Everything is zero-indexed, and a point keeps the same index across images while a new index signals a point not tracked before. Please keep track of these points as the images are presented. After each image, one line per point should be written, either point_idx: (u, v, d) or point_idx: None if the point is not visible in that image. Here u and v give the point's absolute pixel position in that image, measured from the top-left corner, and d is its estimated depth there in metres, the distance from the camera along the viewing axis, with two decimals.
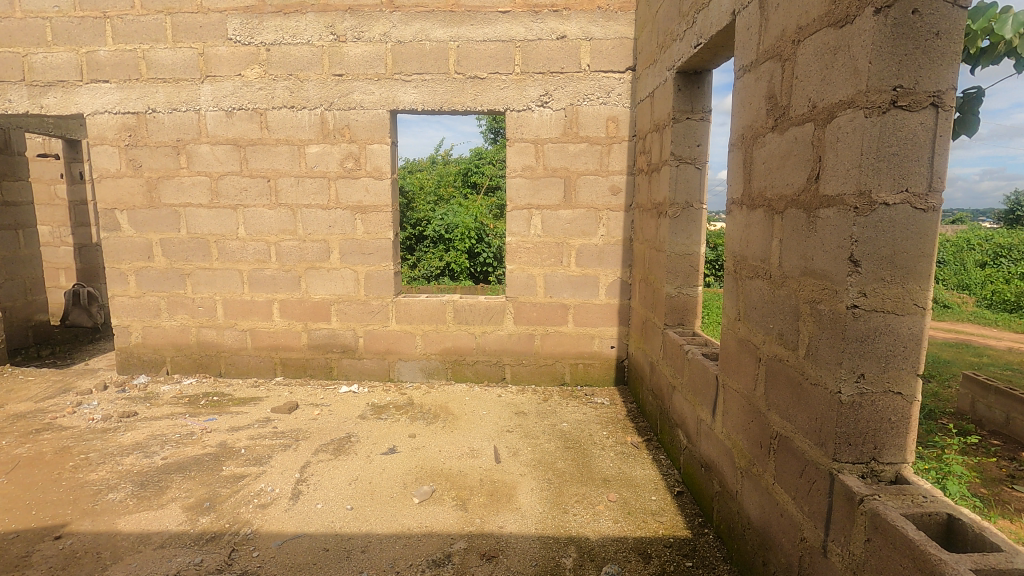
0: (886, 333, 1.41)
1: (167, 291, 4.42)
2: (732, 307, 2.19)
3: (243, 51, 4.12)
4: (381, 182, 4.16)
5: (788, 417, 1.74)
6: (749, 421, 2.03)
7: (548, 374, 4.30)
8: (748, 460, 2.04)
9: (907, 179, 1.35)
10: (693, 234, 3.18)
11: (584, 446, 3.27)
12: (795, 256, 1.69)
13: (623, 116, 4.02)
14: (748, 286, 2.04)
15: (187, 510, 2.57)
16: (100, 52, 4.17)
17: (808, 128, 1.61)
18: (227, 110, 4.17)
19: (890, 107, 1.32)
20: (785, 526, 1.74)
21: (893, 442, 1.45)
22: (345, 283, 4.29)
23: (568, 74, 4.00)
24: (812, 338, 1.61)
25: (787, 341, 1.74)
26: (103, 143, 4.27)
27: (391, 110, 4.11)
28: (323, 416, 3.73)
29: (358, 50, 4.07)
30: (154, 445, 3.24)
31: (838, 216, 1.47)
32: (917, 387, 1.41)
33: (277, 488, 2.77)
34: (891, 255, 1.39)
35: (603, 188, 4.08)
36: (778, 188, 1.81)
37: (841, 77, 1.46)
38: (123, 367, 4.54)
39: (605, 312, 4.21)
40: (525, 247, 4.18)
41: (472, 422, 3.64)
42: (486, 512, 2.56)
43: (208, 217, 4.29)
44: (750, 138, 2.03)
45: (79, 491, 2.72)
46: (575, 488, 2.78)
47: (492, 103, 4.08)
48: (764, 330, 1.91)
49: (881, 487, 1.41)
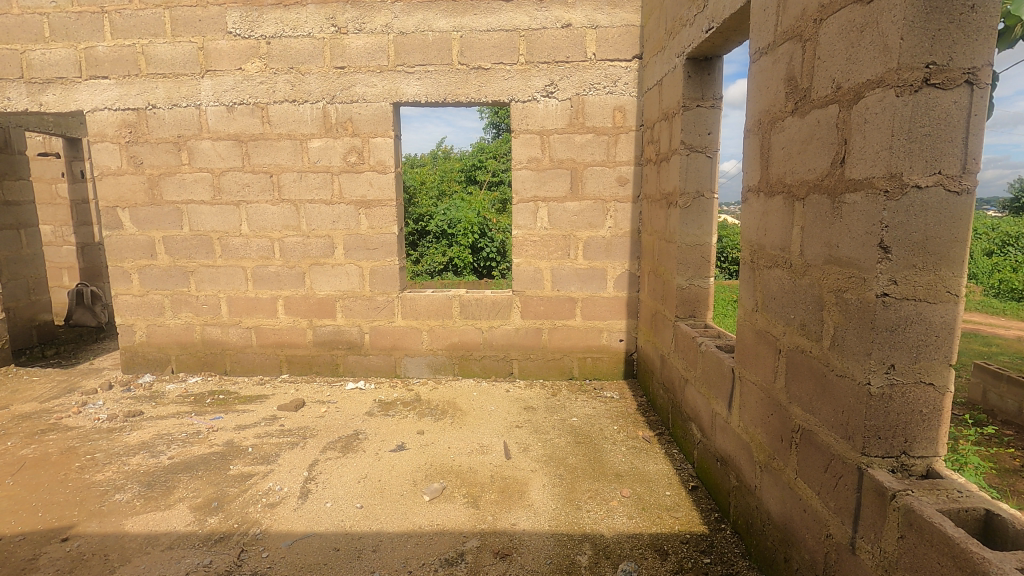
0: (917, 321, 1.36)
1: (170, 289, 4.38)
2: (749, 298, 2.13)
3: (243, 45, 4.05)
4: (384, 176, 4.11)
5: (811, 410, 1.69)
6: (768, 414, 1.98)
7: (556, 367, 4.26)
8: (767, 455, 1.99)
9: (940, 160, 1.29)
10: (704, 224, 3.12)
11: (595, 441, 3.22)
12: (818, 244, 1.64)
13: (630, 105, 3.94)
14: (766, 275, 1.98)
15: (195, 510, 2.53)
16: (99, 48, 4.11)
17: (832, 110, 1.55)
18: (227, 104, 4.11)
19: (922, 85, 1.27)
20: (809, 522, 1.70)
21: (924, 435, 1.40)
22: (350, 279, 4.25)
23: (573, 64, 3.93)
24: (837, 329, 1.55)
25: (809, 332, 1.69)
26: (103, 140, 4.22)
27: (394, 103, 4.05)
28: (330, 413, 3.69)
29: (359, 42, 4.01)
30: (161, 444, 3.22)
31: (866, 201, 1.41)
32: (951, 377, 1.36)
33: (285, 487, 2.74)
34: (922, 241, 1.33)
35: (611, 179, 4.02)
36: (799, 174, 1.75)
37: (868, 56, 1.40)
38: (127, 366, 4.51)
39: (613, 305, 4.15)
40: (532, 240, 4.13)
41: (480, 417, 3.60)
42: (498, 510, 2.52)
43: (211, 214, 4.25)
44: (768, 123, 1.96)
45: (85, 492, 2.69)
46: (588, 484, 2.73)
47: (497, 94, 4.01)
48: (784, 321, 1.86)
49: (913, 482, 1.36)
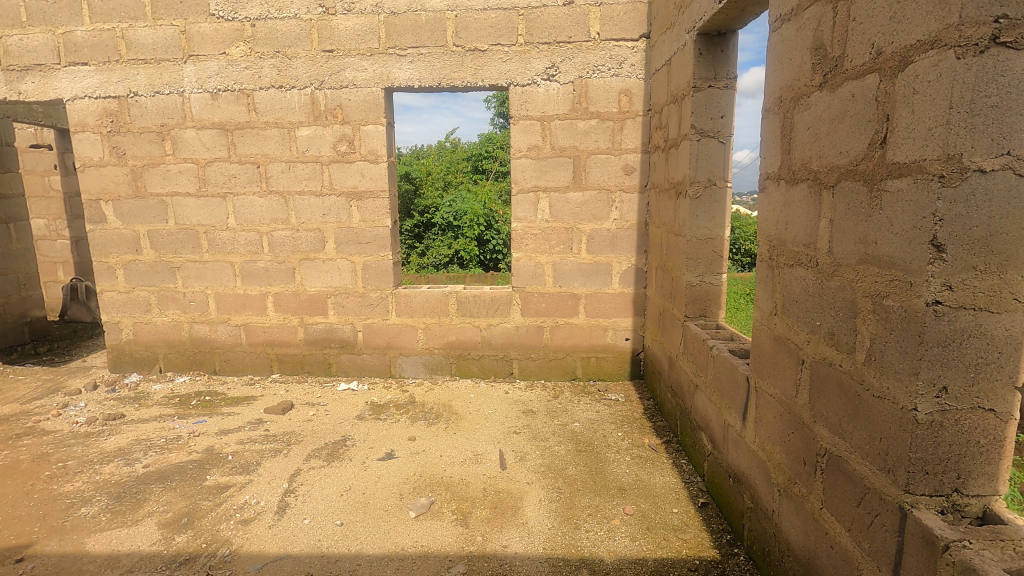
0: (976, 335, 1.12)
1: (156, 286, 4.21)
2: (767, 301, 1.89)
3: (226, 28, 3.84)
4: (377, 166, 3.89)
5: (840, 433, 1.45)
6: (789, 433, 1.75)
7: (558, 367, 4.04)
8: (787, 478, 1.76)
9: (1010, 138, 1.04)
10: (716, 216, 2.87)
11: (597, 449, 3.00)
12: (851, 240, 1.39)
13: (637, 88, 3.68)
14: (788, 275, 1.73)
15: (163, 526, 2.35)
16: (77, 32, 3.92)
17: (870, 81, 1.30)
18: (212, 91, 3.91)
19: (989, 45, 1.02)
20: (837, 561, 1.47)
21: (981, 471, 1.16)
22: (342, 274, 4.05)
23: (576, 44, 3.67)
24: (873, 341, 1.31)
25: (839, 343, 1.45)
26: (85, 129, 4.04)
27: (386, 88, 3.82)
28: (319, 417, 3.51)
29: (349, 24, 3.78)
30: (137, 451, 3.04)
31: (913, 189, 1.16)
32: (1015, 403, 1.13)
33: (262, 500, 2.55)
34: (985, 237, 1.09)
35: (616, 168, 3.76)
36: (827, 158, 1.50)
37: (918, 11, 1.14)
38: (114, 365, 4.36)
39: (619, 302, 3.92)
40: (532, 233, 3.90)
41: (476, 422, 3.39)
42: (489, 529, 2.31)
43: (196, 207, 4.06)
44: (791, 100, 1.70)
45: (49, 506, 2.51)
46: (588, 500, 2.51)
47: (494, 78, 3.76)
48: (808, 328, 1.61)
49: (969, 529, 1.13)
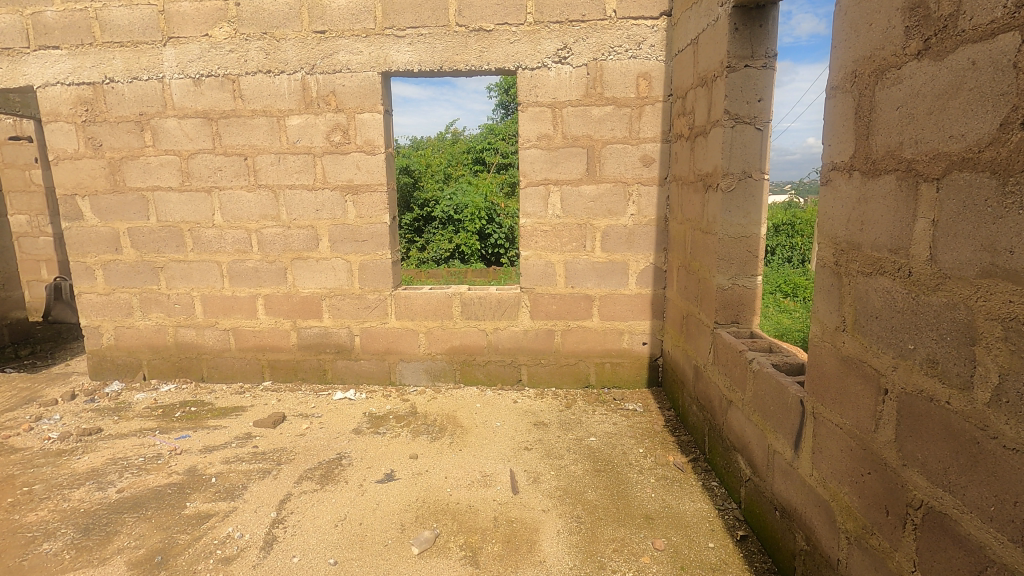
0: None
1: (138, 287, 3.93)
2: (832, 314, 1.61)
3: (209, 7, 3.53)
4: (373, 157, 3.59)
5: (946, 485, 1.17)
6: (862, 472, 1.47)
7: (571, 374, 3.76)
8: (860, 526, 1.48)
9: None
10: (751, 212, 2.58)
11: (618, 469, 2.72)
12: (969, 246, 1.10)
13: (657, 71, 3.37)
14: (864, 286, 1.45)
15: (133, 567, 2.08)
16: (46, 13, 3.60)
17: (1003, 42, 1.01)
18: (194, 77, 3.60)
19: None
20: None
21: None
22: (337, 274, 3.76)
23: (591, 23, 3.36)
24: (1005, 379, 1.03)
25: (945, 374, 1.17)
26: (57, 119, 3.73)
27: (383, 72, 3.52)
28: (312, 430, 3.23)
29: (341, 2, 3.46)
30: (112, 473, 2.76)
31: None
32: None
33: (247, 533, 2.27)
34: None
35: (633, 158, 3.47)
36: (930, 143, 1.21)
37: None
38: (96, 372, 4.08)
39: (635, 303, 3.63)
40: (543, 230, 3.60)
41: (484, 436, 3.12)
42: (503, 569, 2.04)
43: (179, 203, 3.76)
44: (871, 73, 1.41)
45: (8, 541, 2.24)
46: (612, 532, 2.24)
47: (501, 61, 3.46)
48: (894, 352, 1.33)
49: None
